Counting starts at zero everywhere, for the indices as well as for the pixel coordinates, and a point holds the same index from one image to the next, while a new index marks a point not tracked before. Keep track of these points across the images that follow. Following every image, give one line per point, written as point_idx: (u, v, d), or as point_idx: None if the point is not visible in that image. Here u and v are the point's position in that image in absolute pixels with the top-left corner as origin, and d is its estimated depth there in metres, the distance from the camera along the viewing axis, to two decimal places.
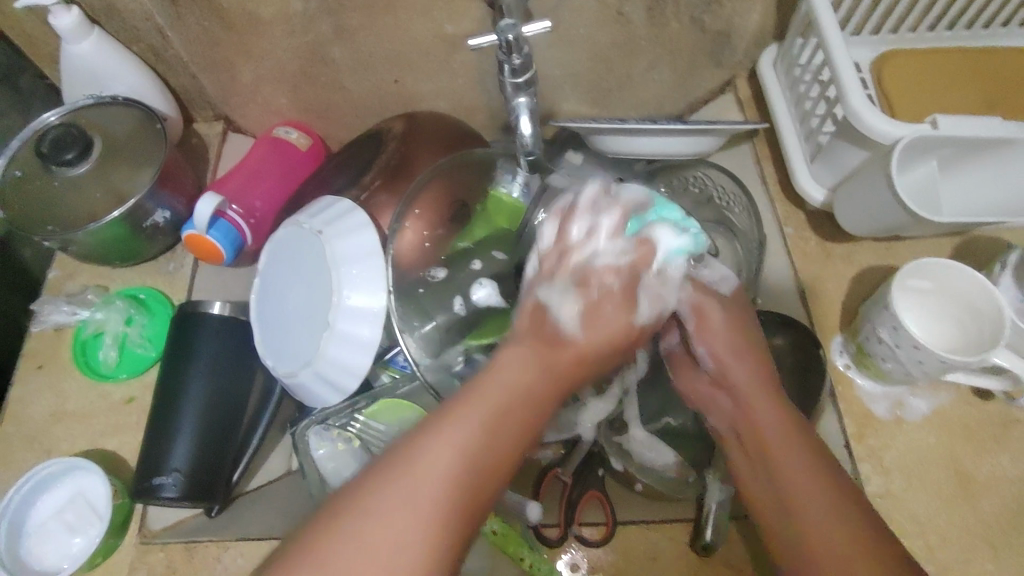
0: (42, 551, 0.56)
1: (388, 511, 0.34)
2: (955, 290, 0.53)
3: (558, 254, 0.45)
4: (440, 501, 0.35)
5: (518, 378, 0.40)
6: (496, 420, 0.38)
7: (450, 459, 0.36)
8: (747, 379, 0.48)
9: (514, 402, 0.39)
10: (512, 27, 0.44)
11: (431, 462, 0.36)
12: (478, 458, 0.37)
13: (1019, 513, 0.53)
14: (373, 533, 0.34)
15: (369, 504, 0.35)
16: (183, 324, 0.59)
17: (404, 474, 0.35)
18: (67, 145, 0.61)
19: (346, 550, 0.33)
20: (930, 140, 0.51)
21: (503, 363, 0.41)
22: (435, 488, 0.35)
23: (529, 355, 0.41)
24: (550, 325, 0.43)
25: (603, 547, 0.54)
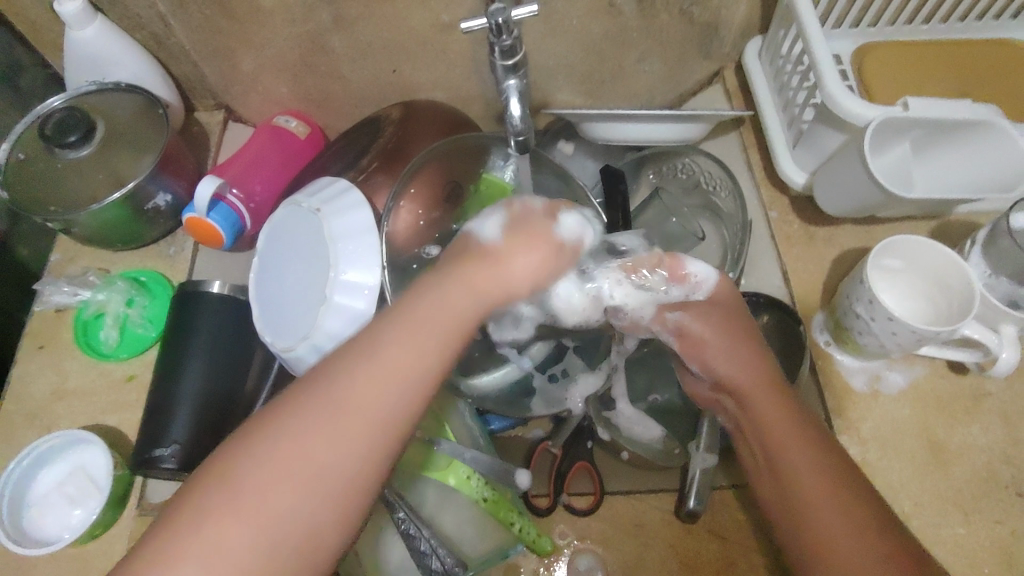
0: (43, 522, 0.58)
1: (296, 441, 0.37)
2: (925, 267, 0.57)
3: (515, 212, 0.47)
4: (352, 432, 0.38)
5: (419, 335, 0.40)
6: (388, 379, 0.39)
7: (377, 374, 0.39)
8: (747, 381, 0.49)
9: (441, 331, 0.41)
10: (501, 10, 0.46)
11: (324, 415, 0.38)
12: (376, 413, 0.38)
13: (988, 480, 0.56)
14: (281, 458, 0.37)
15: (278, 428, 0.37)
16: (184, 303, 0.61)
17: (320, 402, 0.38)
18: (73, 127, 0.63)
19: (255, 468, 0.36)
20: (902, 121, 0.54)
21: (412, 311, 0.41)
22: (355, 412, 0.38)
23: (472, 283, 0.43)
24: (494, 279, 0.44)
25: (590, 515, 0.57)
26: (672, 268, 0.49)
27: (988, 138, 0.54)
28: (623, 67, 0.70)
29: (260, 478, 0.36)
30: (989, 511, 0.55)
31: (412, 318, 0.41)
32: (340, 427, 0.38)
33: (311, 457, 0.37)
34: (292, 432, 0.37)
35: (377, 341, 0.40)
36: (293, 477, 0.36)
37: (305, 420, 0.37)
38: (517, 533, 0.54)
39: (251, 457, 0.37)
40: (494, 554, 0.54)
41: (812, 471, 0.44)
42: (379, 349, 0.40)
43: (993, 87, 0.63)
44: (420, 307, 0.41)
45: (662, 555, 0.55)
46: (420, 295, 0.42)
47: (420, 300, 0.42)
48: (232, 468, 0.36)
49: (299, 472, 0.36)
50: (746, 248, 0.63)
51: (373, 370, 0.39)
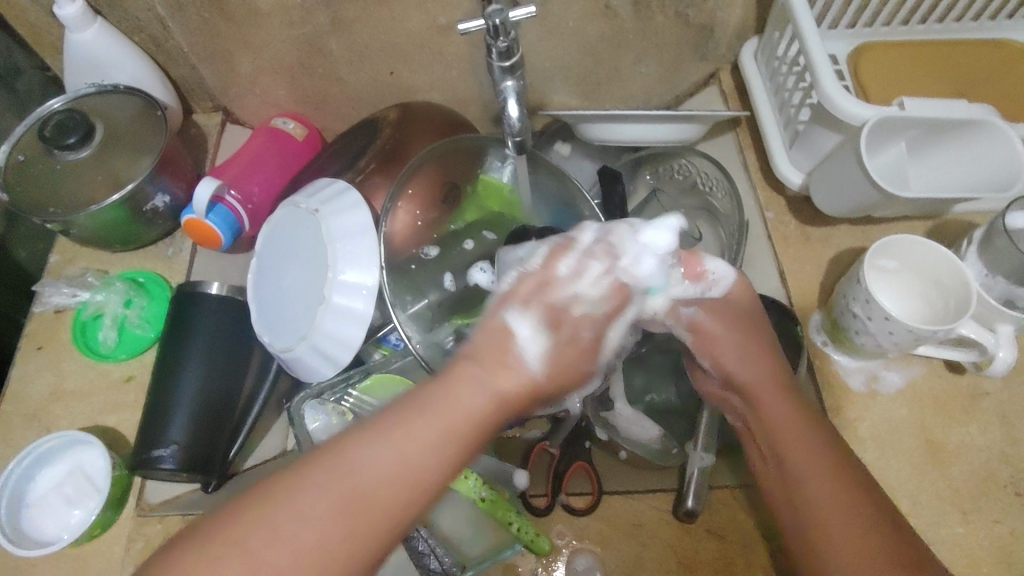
0: (42, 523, 0.58)
1: (289, 530, 0.34)
2: (922, 266, 0.57)
3: (547, 276, 0.42)
4: (352, 528, 0.35)
5: (476, 401, 0.38)
6: (437, 444, 0.37)
7: (389, 473, 0.36)
8: (756, 378, 0.49)
9: (459, 434, 0.37)
10: (498, 12, 0.46)
11: (374, 471, 0.36)
12: (377, 511, 0.35)
13: (985, 479, 0.56)
14: (270, 547, 0.34)
15: (275, 510, 0.34)
16: (182, 304, 0.61)
17: (325, 496, 0.35)
18: (71, 129, 0.63)
19: (243, 555, 0.33)
20: (897, 122, 0.54)
21: (469, 384, 0.38)
22: (359, 504, 0.35)
23: (497, 380, 0.39)
24: (512, 355, 0.40)
25: (589, 515, 0.56)
26: (693, 265, 0.47)
27: (983, 137, 0.54)
28: (620, 68, 0.70)
29: (248, 567, 0.33)
30: (987, 511, 0.55)
31: (471, 389, 0.39)
32: (387, 489, 0.36)
33: (302, 551, 0.34)
34: (338, 483, 0.35)
35: (426, 408, 0.38)
36: (332, 537, 0.34)
37: (301, 508, 0.34)
38: (515, 533, 0.54)
39: (295, 505, 0.34)
40: (492, 554, 0.53)
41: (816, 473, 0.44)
42: (434, 415, 0.37)
43: (988, 87, 0.63)
44: (474, 374, 0.39)
45: (660, 555, 0.55)
46: (445, 394, 0.38)
47: (439, 397, 0.38)
48: (269, 520, 0.34)
49: (333, 530, 0.34)
50: (743, 247, 0.63)
51: (425, 429, 0.37)
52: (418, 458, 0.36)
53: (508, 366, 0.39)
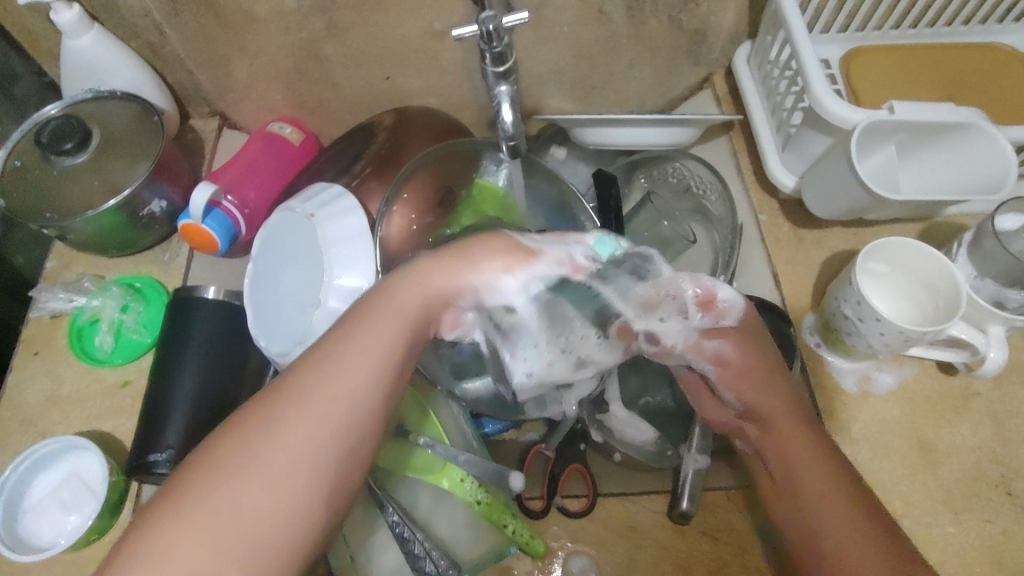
0: (38, 528, 0.58)
1: (262, 445, 0.38)
2: (912, 268, 0.57)
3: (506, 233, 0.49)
4: (326, 426, 0.39)
5: (393, 315, 0.43)
6: (367, 355, 0.42)
7: (344, 375, 0.41)
8: (774, 414, 0.49)
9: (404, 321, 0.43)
10: (491, 19, 0.47)
11: (319, 391, 0.40)
12: (342, 410, 0.40)
13: (977, 479, 0.56)
14: (247, 464, 0.37)
15: (240, 436, 0.38)
16: (178, 308, 0.61)
17: (286, 402, 0.39)
18: (68, 135, 0.63)
19: (224, 476, 0.37)
20: (887, 125, 0.54)
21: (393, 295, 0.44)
22: (329, 408, 0.40)
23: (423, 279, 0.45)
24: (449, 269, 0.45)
25: (584, 516, 0.57)
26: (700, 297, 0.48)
27: (973, 140, 0.55)
28: (614, 73, 0.70)
29: (231, 487, 0.36)
30: (979, 510, 0.55)
31: (383, 302, 0.44)
32: (344, 389, 0.40)
33: (281, 452, 0.38)
34: (296, 401, 0.39)
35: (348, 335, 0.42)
36: (310, 440, 0.39)
37: (269, 421, 0.38)
38: (510, 535, 0.54)
39: (252, 433, 0.38)
40: (488, 556, 0.54)
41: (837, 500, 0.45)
42: (371, 317, 0.43)
43: (977, 90, 0.63)
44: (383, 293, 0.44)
45: (655, 557, 0.55)
46: (375, 299, 0.44)
47: (375, 303, 0.44)
48: (236, 456, 0.37)
49: (299, 443, 0.38)
50: (737, 251, 0.63)
51: (365, 338, 0.42)
52: (356, 363, 0.41)
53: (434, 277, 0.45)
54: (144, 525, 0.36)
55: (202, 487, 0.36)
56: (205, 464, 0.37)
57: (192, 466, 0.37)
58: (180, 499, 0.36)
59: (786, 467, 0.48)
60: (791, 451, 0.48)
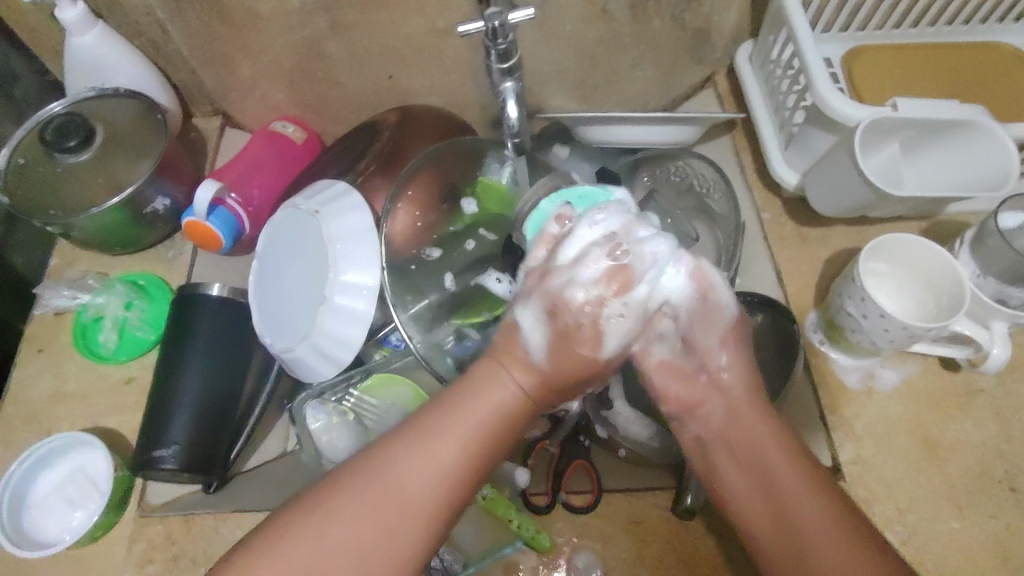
0: (43, 524, 0.58)
1: (332, 534, 0.39)
2: (913, 265, 0.58)
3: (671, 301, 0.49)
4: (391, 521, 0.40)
5: (500, 397, 0.44)
6: (474, 435, 0.43)
7: (424, 465, 0.41)
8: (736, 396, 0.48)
9: (487, 421, 0.43)
10: (497, 15, 0.47)
11: (401, 481, 0.41)
12: (413, 503, 0.40)
13: (981, 475, 0.57)
14: (314, 542, 0.39)
15: (316, 524, 0.39)
16: (183, 304, 0.62)
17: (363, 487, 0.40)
18: (72, 132, 0.63)
19: (293, 548, 0.39)
20: (889, 122, 0.55)
21: (523, 367, 0.45)
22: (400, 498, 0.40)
23: (507, 379, 0.45)
24: (519, 349, 0.46)
25: (588, 513, 0.57)
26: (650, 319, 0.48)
27: (978, 138, 0.55)
28: (618, 71, 0.71)
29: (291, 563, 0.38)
30: (983, 506, 0.56)
31: (474, 396, 0.44)
32: (417, 487, 0.41)
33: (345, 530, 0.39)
34: (382, 489, 0.40)
35: (469, 403, 0.44)
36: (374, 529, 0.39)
37: (346, 506, 0.40)
38: (516, 530, 0.55)
39: (327, 515, 0.39)
40: (492, 549, 0.55)
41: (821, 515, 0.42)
42: (462, 406, 0.43)
43: (979, 88, 0.64)
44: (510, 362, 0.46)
45: (660, 551, 0.55)
46: (467, 396, 0.44)
47: (471, 396, 0.44)
48: (306, 538, 0.39)
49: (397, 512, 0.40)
50: (740, 249, 0.62)
51: (450, 438, 0.42)
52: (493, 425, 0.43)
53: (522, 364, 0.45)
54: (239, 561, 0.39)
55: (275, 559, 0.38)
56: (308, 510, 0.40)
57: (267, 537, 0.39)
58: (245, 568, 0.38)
59: (758, 460, 0.45)
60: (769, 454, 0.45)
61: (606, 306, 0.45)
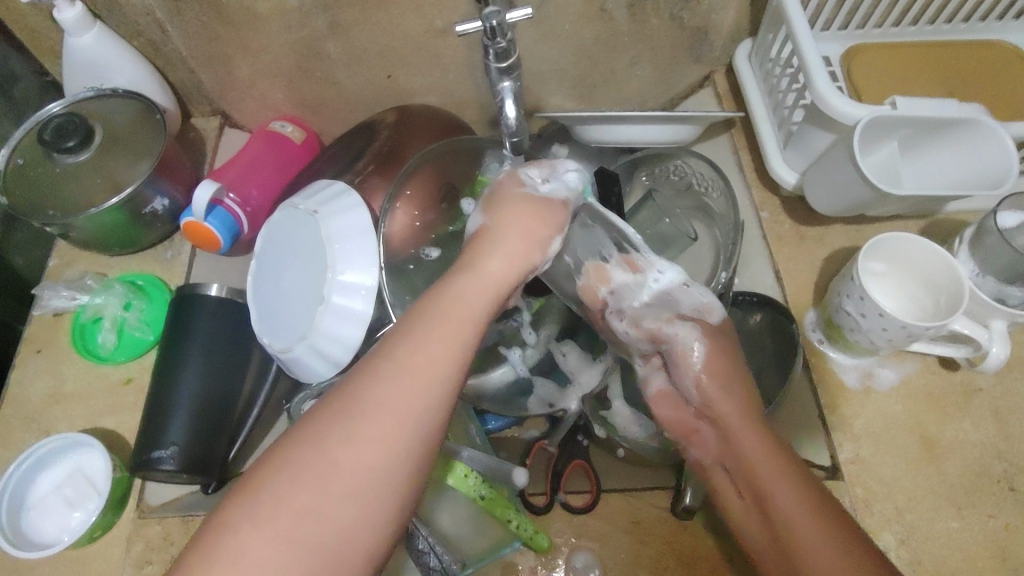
0: (42, 524, 0.58)
1: (325, 452, 0.37)
2: (912, 264, 0.58)
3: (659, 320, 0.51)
4: (387, 423, 0.38)
5: (470, 294, 0.44)
6: (451, 328, 0.42)
7: (404, 363, 0.40)
8: (731, 412, 0.47)
9: (463, 315, 0.43)
10: (495, 14, 0.47)
11: (385, 389, 0.39)
12: (404, 405, 0.39)
13: (980, 474, 0.57)
14: (308, 471, 0.37)
15: (306, 447, 0.38)
16: (181, 304, 0.61)
17: (350, 406, 0.39)
18: (70, 134, 0.63)
19: (287, 480, 0.37)
20: (889, 120, 0.55)
21: (487, 258, 0.46)
22: (390, 403, 0.39)
23: (473, 265, 0.46)
24: (485, 250, 0.46)
25: (586, 513, 0.57)
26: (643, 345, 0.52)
27: (976, 137, 0.55)
28: (616, 70, 0.71)
29: (289, 489, 0.37)
30: (981, 505, 0.55)
31: (443, 296, 0.44)
32: (403, 391, 0.39)
33: (340, 449, 0.38)
34: (369, 404, 0.39)
35: (442, 299, 0.43)
36: (369, 437, 0.38)
37: (333, 429, 0.38)
38: (514, 530, 0.54)
39: (315, 436, 0.38)
40: (491, 551, 0.55)
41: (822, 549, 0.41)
42: (437, 307, 0.43)
43: (979, 87, 0.64)
44: (471, 256, 0.46)
45: (659, 551, 0.55)
46: (437, 296, 0.44)
47: (442, 296, 0.44)
48: (297, 462, 0.37)
49: (388, 425, 0.38)
50: (739, 248, 0.61)
51: (429, 335, 0.41)
52: (467, 312, 0.43)
53: (478, 252, 0.46)
54: (227, 509, 0.37)
55: (272, 491, 0.37)
56: (294, 442, 0.38)
57: (257, 476, 0.37)
58: (241, 513, 0.36)
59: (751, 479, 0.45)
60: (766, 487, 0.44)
61: (520, 172, 0.50)
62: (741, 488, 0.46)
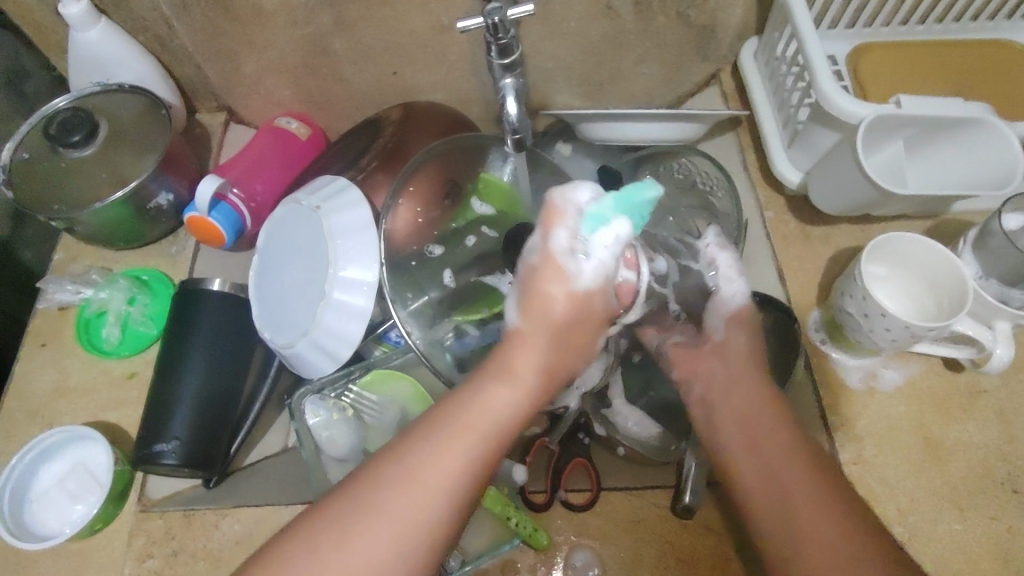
0: (45, 517, 0.59)
1: (335, 554, 0.38)
2: (919, 264, 0.57)
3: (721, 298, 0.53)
4: (399, 537, 0.39)
5: (500, 400, 0.44)
6: (474, 441, 0.42)
7: (425, 474, 0.40)
8: (744, 389, 0.51)
9: (487, 427, 0.43)
10: (498, 11, 0.46)
11: (401, 497, 0.39)
12: (421, 517, 0.39)
13: (983, 476, 0.56)
14: (319, 572, 0.37)
15: (318, 543, 0.38)
16: (185, 301, 0.62)
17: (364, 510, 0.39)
18: (75, 127, 0.63)
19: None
20: (894, 119, 0.54)
21: (516, 360, 0.45)
22: (405, 515, 0.39)
23: (511, 361, 0.45)
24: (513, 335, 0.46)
25: (587, 510, 0.57)
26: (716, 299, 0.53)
27: (980, 136, 0.55)
28: (622, 68, 0.70)
29: None
30: (985, 508, 0.55)
31: (475, 401, 0.43)
32: (420, 505, 0.39)
33: (351, 557, 0.38)
34: (384, 510, 0.39)
35: (466, 407, 0.43)
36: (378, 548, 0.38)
37: (346, 530, 0.38)
38: (514, 527, 0.55)
39: (330, 533, 0.38)
40: (490, 548, 0.55)
41: (829, 553, 0.41)
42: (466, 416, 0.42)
43: (987, 86, 0.63)
44: (506, 352, 0.46)
45: (657, 551, 0.55)
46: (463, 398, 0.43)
47: (466, 402, 0.43)
48: (305, 555, 0.38)
49: (390, 543, 0.38)
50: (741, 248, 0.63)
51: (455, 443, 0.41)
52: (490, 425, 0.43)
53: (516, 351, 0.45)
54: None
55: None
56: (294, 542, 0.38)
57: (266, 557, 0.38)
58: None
59: (766, 449, 0.47)
60: (793, 495, 0.44)
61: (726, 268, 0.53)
62: (756, 452, 0.47)
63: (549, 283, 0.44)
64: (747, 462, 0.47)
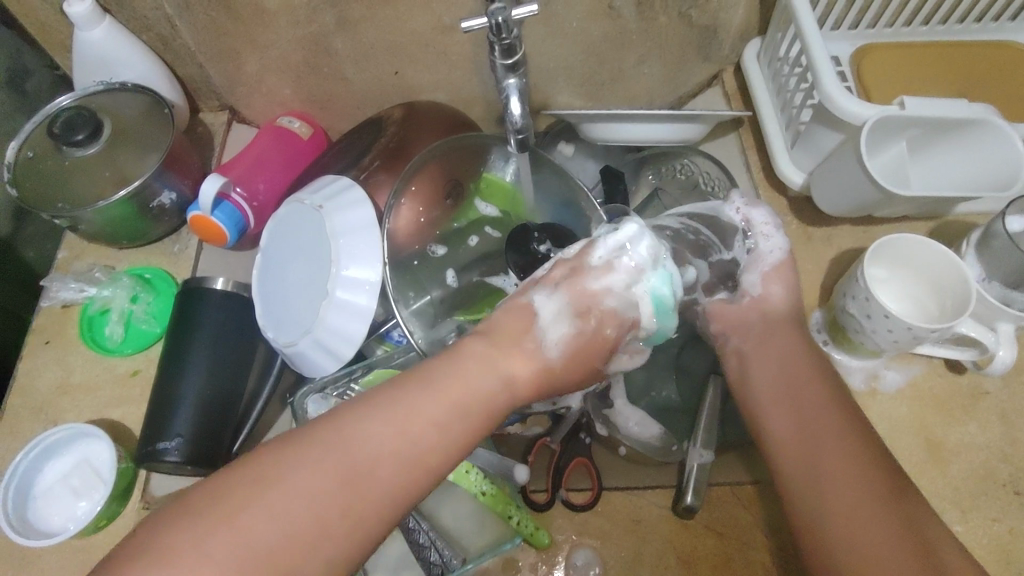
0: (48, 514, 0.59)
1: (295, 480, 0.38)
2: (921, 265, 0.57)
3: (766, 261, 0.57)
4: (361, 482, 0.39)
5: (483, 382, 0.45)
6: (452, 414, 0.43)
7: (399, 432, 0.41)
8: (774, 358, 0.54)
9: (467, 404, 0.44)
10: (501, 11, 0.46)
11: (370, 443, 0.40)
12: (385, 466, 0.40)
13: (985, 478, 0.56)
14: (276, 493, 0.38)
15: (283, 464, 0.39)
16: (188, 299, 0.62)
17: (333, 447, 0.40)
18: (79, 126, 0.63)
19: (256, 494, 0.37)
20: (898, 120, 0.54)
21: (507, 349, 0.47)
22: (370, 463, 0.40)
23: (503, 347, 0.47)
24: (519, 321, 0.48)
25: (589, 510, 0.57)
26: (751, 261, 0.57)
27: (984, 137, 0.55)
28: (623, 69, 0.70)
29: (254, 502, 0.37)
30: (987, 510, 0.55)
31: (461, 379, 0.45)
32: (386, 457, 0.41)
33: (310, 485, 0.38)
34: (351, 452, 0.40)
35: (452, 381, 0.44)
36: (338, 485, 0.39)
37: (311, 457, 0.39)
38: (515, 526, 0.55)
39: (296, 457, 0.39)
40: (492, 547, 0.55)
41: (865, 494, 0.44)
42: (449, 388, 0.44)
43: (990, 88, 0.63)
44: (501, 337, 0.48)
45: (659, 551, 0.55)
46: (452, 371, 0.45)
47: (453, 376, 0.45)
48: (268, 471, 0.38)
49: (350, 482, 0.39)
50: None
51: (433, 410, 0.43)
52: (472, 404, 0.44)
53: (513, 352, 0.47)
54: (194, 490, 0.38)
55: (240, 488, 0.38)
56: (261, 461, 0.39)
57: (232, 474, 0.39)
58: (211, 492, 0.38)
59: (804, 407, 0.50)
60: (825, 447, 0.47)
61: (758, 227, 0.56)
62: (793, 409, 0.50)
63: (597, 342, 0.48)
64: (785, 422, 0.50)
